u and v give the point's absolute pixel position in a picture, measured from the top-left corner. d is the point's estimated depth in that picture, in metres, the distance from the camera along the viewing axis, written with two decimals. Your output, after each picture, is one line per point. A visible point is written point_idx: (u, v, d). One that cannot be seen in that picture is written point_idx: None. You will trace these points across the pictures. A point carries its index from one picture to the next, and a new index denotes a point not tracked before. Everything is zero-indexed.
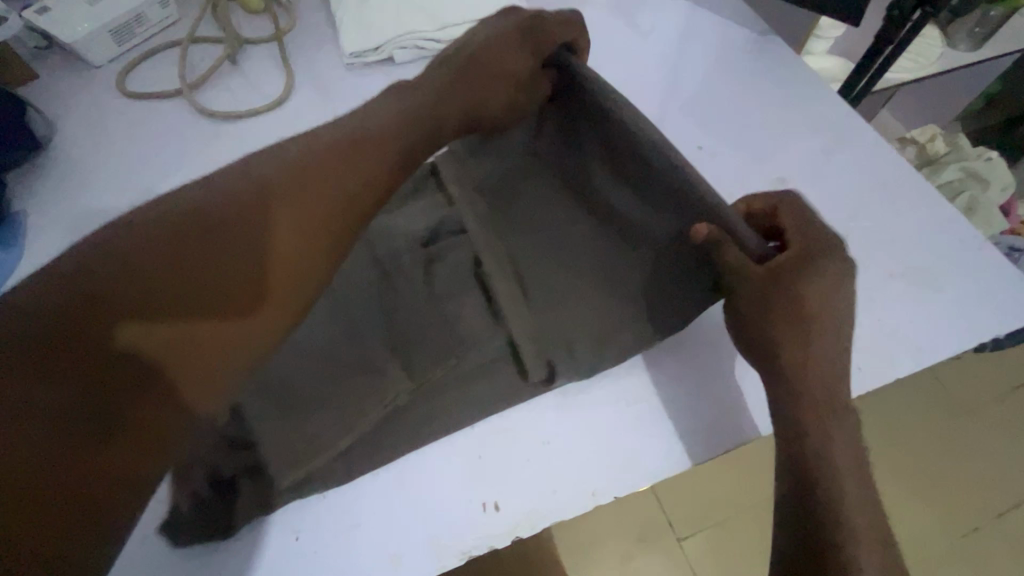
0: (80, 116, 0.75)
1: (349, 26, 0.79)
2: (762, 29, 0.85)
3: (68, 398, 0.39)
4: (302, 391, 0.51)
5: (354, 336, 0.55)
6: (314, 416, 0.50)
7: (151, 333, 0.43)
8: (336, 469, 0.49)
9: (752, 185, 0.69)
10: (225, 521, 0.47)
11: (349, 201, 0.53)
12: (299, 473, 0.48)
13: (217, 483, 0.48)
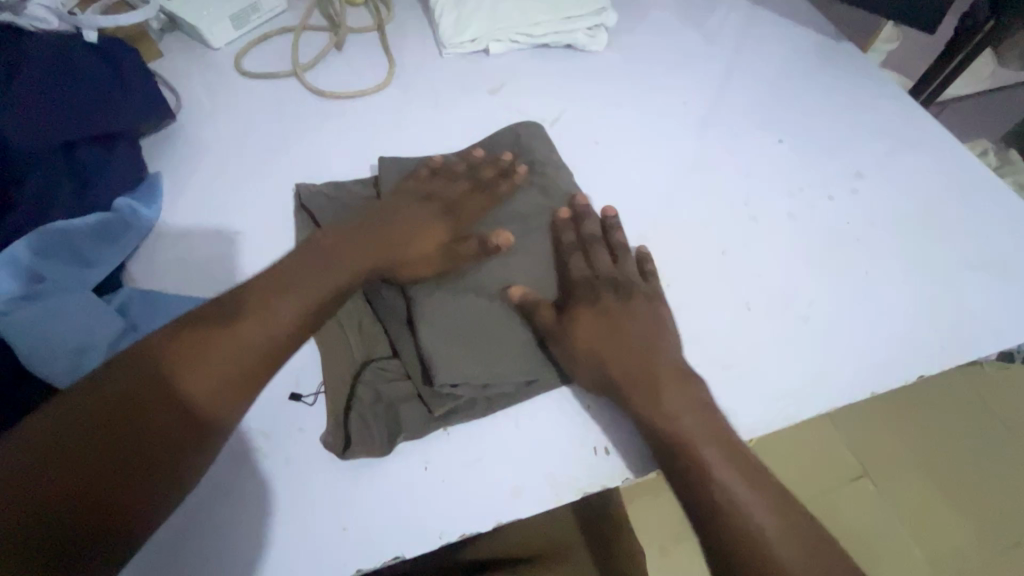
0: (200, 90, 0.81)
1: (448, 18, 0.84)
2: (833, 35, 0.89)
3: (75, 449, 0.41)
4: (439, 326, 0.55)
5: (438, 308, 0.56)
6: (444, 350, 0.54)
7: (170, 346, 0.47)
8: (469, 399, 0.54)
9: (832, 176, 0.72)
10: (385, 432, 0.52)
11: (343, 239, 0.58)
12: (438, 401, 0.53)
13: (376, 403, 0.54)
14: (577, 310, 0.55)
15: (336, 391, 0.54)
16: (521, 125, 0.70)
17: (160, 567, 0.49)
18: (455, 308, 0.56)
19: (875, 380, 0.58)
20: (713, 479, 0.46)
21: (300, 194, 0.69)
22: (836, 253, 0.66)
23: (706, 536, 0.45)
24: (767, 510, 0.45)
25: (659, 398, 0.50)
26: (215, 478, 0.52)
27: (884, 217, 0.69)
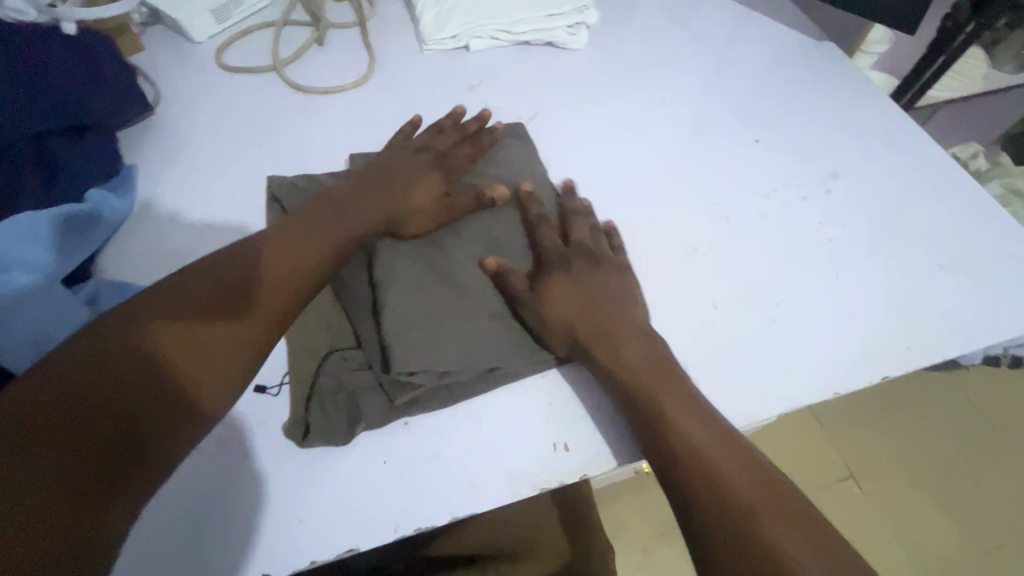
0: (179, 83, 0.81)
1: (428, 14, 0.84)
2: (816, 36, 0.89)
3: (97, 426, 0.41)
4: (408, 324, 0.55)
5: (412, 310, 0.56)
6: (408, 344, 0.54)
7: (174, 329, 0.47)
8: (432, 390, 0.54)
9: (807, 176, 0.72)
10: (345, 420, 0.53)
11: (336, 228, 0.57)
12: (400, 391, 0.53)
13: (338, 393, 0.54)
14: (598, 339, 0.54)
15: (299, 383, 0.55)
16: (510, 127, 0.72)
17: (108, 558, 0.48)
18: (424, 309, 0.56)
19: (841, 381, 0.58)
20: (743, 515, 0.44)
21: (271, 185, 0.70)
22: (807, 254, 0.66)
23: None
24: (758, 493, 0.45)
25: (688, 437, 0.49)
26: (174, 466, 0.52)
27: (858, 218, 0.69)
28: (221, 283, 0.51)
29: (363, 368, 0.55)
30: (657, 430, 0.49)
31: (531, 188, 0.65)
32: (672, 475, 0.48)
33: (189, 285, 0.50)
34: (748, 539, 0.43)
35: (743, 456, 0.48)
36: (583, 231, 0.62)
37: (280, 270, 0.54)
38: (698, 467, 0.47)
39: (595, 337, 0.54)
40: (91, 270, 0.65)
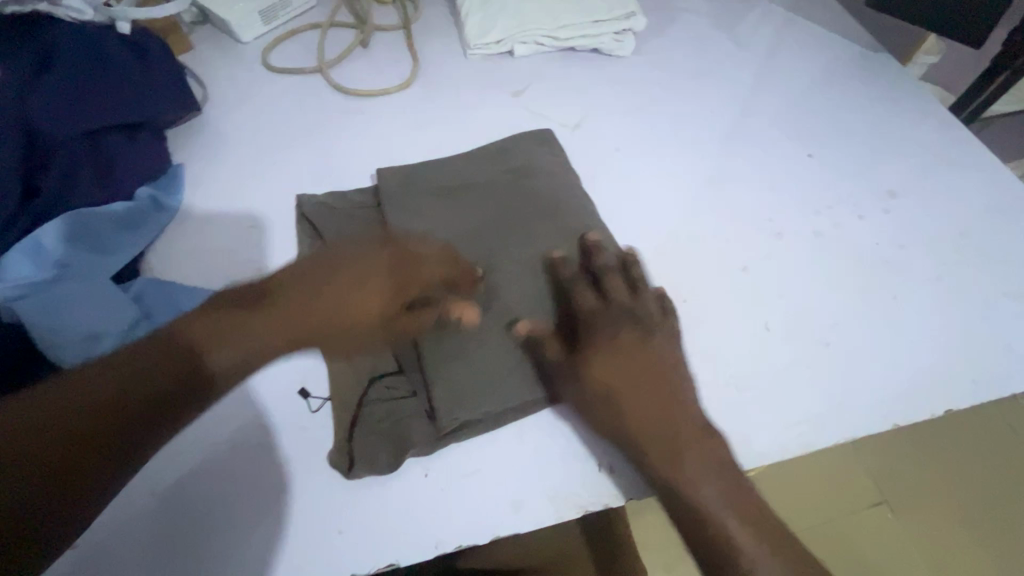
0: (227, 83, 0.82)
1: (473, 19, 0.84)
2: (872, 47, 0.86)
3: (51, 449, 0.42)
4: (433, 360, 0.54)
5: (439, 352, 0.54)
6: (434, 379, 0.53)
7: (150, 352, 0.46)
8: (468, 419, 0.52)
9: (863, 194, 0.70)
10: (392, 451, 0.52)
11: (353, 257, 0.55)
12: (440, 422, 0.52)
13: (383, 424, 0.53)
14: (635, 403, 0.51)
15: (343, 409, 0.54)
16: (539, 134, 0.70)
17: (143, 560, 0.49)
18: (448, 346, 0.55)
19: (899, 412, 0.55)
20: None
21: (302, 205, 0.67)
22: (863, 276, 0.63)
23: None
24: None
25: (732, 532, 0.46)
26: (215, 471, 0.52)
27: (917, 240, 0.66)
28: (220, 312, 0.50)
29: (407, 395, 0.55)
30: (674, 482, 0.48)
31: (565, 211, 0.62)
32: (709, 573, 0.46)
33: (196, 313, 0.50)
34: None
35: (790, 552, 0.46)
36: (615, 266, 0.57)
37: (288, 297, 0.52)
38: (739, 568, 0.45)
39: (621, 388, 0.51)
40: (139, 267, 0.65)
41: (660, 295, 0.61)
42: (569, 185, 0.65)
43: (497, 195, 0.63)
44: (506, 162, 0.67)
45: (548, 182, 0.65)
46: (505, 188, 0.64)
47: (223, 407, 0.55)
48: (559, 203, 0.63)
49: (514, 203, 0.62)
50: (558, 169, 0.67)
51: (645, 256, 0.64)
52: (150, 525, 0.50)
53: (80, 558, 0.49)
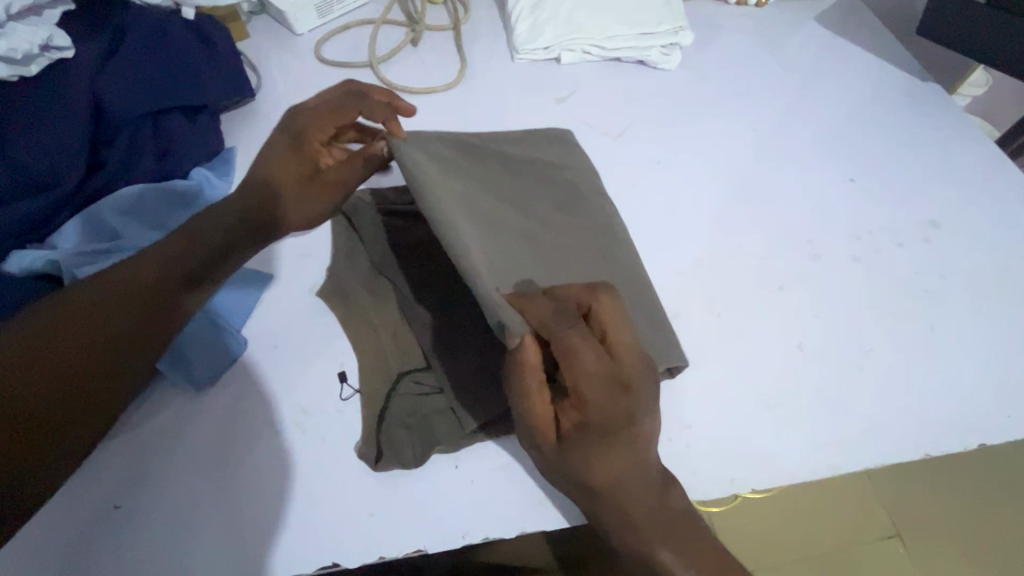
0: (280, 72, 0.84)
1: (523, 24, 0.85)
2: (920, 75, 0.86)
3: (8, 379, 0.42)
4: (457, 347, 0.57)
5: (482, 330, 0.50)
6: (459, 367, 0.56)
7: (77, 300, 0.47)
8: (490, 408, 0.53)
9: (903, 222, 0.69)
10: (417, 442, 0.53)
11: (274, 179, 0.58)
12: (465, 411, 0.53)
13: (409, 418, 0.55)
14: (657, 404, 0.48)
15: (372, 400, 0.56)
16: (552, 132, 0.68)
17: (179, 527, 0.51)
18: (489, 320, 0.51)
19: (930, 443, 0.55)
20: None
21: None
22: (899, 303, 0.63)
23: None
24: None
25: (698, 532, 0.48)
26: (249, 448, 0.54)
27: (956, 271, 0.65)
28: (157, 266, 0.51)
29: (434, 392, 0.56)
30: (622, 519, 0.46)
31: (590, 202, 0.62)
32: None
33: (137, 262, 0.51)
34: None
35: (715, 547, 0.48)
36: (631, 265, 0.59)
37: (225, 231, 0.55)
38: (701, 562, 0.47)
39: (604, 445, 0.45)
40: None
41: (695, 306, 0.62)
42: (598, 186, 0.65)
43: (529, 180, 0.62)
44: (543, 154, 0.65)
45: (584, 185, 0.63)
46: (530, 167, 0.63)
47: (261, 385, 0.57)
48: (590, 204, 0.62)
49: (545, 197, 0.61)
50: (582, 168, 0.66)
51: (681, 267, 0.65)
52: (186, 492, 0.52)
53: (121, 523, 0.51)
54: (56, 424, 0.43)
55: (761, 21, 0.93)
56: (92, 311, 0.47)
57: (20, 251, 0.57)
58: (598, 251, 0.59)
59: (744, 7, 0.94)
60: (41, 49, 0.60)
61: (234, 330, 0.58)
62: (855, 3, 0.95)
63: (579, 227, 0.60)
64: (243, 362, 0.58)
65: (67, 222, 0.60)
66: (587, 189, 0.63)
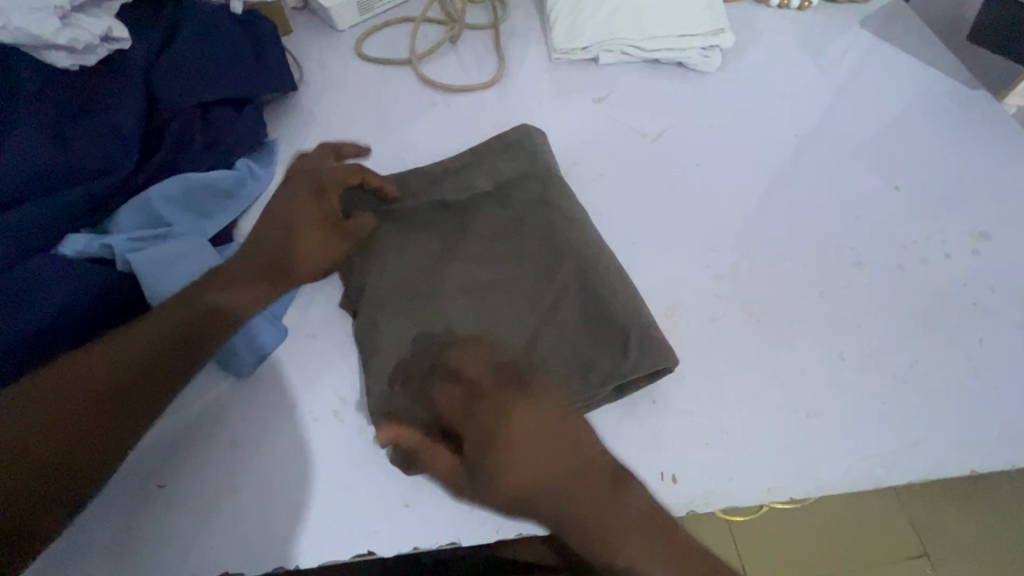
0: (321, 67, 0.85)
1: (562, 23, 0.85)
2: (970, 82, 0.83)
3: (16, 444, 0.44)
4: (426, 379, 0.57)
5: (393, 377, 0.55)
6: None
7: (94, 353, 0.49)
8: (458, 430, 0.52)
9: (950, 233, 0.67)
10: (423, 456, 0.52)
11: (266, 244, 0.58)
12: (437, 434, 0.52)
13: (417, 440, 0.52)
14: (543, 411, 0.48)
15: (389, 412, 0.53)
16: (529, 130, 0.68)
17: (221, 512, 0.52)
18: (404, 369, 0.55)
19: (979, 459, 0.53)
20: None
21: None
22: (945, 315, 0.61)
23: None
24: None
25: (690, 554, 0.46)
26: (290, 434, 0.55)
27: (1007, 283, 0.64)
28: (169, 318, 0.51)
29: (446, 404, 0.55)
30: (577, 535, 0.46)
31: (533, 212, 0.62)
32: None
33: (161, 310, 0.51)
34: None
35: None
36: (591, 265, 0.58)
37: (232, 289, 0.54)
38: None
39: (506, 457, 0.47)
40: (233, 233, 0.68)
41: (732, 312, 0.61)
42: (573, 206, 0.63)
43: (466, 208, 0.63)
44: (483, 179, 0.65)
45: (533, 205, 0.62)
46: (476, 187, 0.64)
47: (301, 374, 0.58)
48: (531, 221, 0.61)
49: (496, 226, 0.62)
50: (546, 177, 0.64)
51: (718, 271, 0.64)
52: (229, 477, 0.53)
53: (164, 507, 0.52)
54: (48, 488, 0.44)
55: (803, 24, 0.91)
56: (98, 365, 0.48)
57: (74, 234, 0.59)
58: (540, 275, 0.58)
59: (786, 10, 0.93)
60: (101, 39, 0.62)
61: (276, 319, 0.60)
62: (901, 8, 0.93)
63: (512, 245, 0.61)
64: (283, 350, 0.59)
65: (120, 209, 0.62)
66: (526, 198, 0.63)
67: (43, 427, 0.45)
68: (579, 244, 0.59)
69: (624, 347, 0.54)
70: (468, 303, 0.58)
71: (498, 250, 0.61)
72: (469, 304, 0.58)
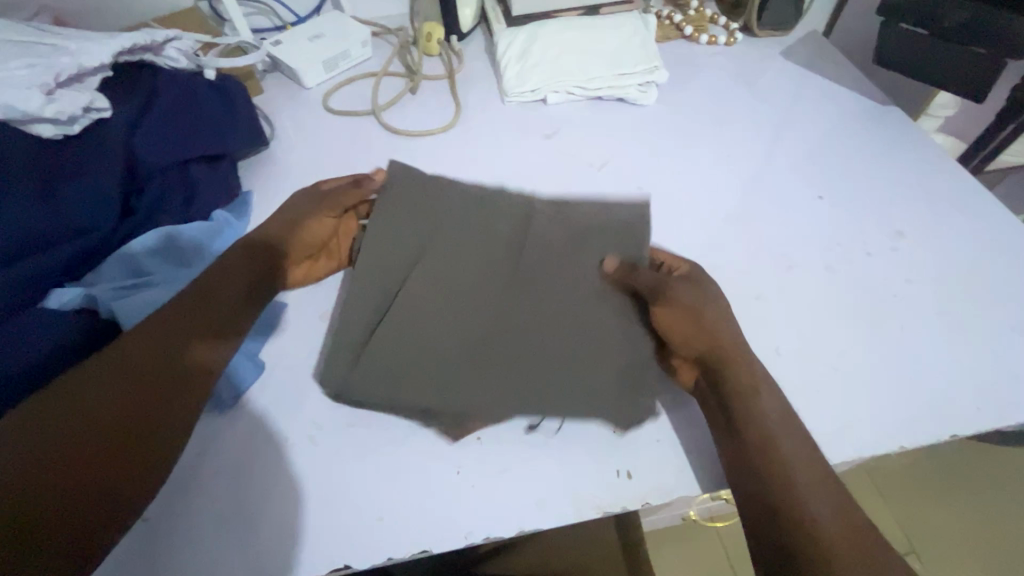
0: (291, 123, 0.92)
1: (511, 70, 0.93)
2: (881, 100, 0.92)
3: (96, 375, 0.51)
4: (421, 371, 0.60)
5: (395, 368, 0.60)
6: (439, 379, 0.59)
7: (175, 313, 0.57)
8: (473, 408, 0.58)
9: (871, 234, 0.74)
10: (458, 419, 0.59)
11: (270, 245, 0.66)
12: (454, 416, 0.59)
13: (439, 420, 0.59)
14: (687, 318, 0.59)
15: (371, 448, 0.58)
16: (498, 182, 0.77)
17: (207, 542, 0.54)
18: (420, 370, 0.60)
19: (906, 434, 0.58)
20: (815, 536, 0.46)
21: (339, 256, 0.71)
22: (871, 308, 0.67)
23: (778, 532, 0.47)
24: (833, 519, 0.47)
25: (803, 485, 0.49)
26: (271, 461, 0.58)
27: (923, 275, 0.70)
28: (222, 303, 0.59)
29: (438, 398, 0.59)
30: (806, 550, 0.46)
31: (513, 218, 0.69)
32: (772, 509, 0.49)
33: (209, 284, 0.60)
34: (822, 535, 0.46)
35: (837, 506, 0.48)
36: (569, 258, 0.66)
37: (230, 271, 0.62)
38: (797, 504, 0.48)
39: (761, 416, 0.53)
40: None
41: None
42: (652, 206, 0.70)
43: (427, 233, 0.68)
44: (450, 199, 0.71)
45: (491, 221, 0.69)
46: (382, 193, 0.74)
47: (277, 408, 0.61)
48: (512, 232, 0.68)
49: (491, 232, 0.69)
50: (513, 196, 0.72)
51: None
52: (218, 506, 0.55)
53: (153, 542, 0.54)
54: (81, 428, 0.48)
55: (731, 57, 1.01)
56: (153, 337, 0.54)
57: (60, 288, 0.63)
58: (507, 284, 0.64)
59: (715, 46, 1.03)
60: (83, 111, 0.68)
61: (253, 356, 0.64)
62: (820, 38, 1.03)
63: (484, 245, 0.67)
64: (260, 384, 0.63)
65: (103, 263, 0.66)
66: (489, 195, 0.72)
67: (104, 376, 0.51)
68: (549, 235, 0.68)
69: (595, 317, 0.62)
70: (452, 296, 0.64)
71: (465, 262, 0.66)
72: (460, 303, 0.64)
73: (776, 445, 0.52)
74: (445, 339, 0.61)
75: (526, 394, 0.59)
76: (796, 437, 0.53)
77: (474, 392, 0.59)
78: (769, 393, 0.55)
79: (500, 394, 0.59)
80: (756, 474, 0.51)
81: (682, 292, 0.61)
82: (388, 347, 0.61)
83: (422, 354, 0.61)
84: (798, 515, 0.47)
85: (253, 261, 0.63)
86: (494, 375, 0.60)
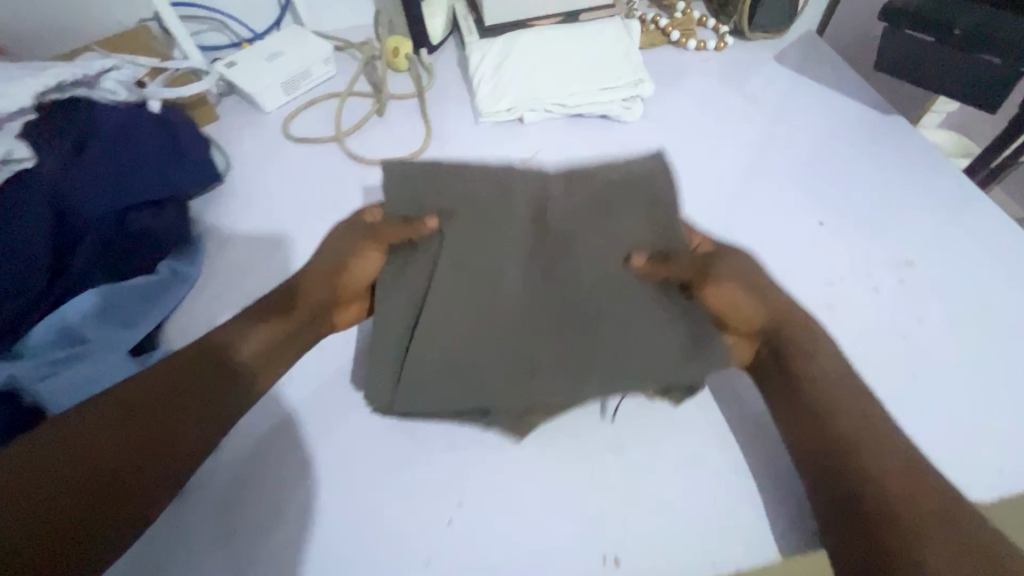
0: (248, 152, 0.85)
1: (484, 88, 0.86)
2: (884, 108, 0.86)
3: (106, 414, 0.47)
4: (489, 375, 0.54)
5: (461, 355, 0.55)
6: (513, 380, 0.54)
7: (237, 324, 0.55)
8: (556, 400, 0.53)
9: (877, 265, 0.68)
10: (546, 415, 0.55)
11: (321, 271, 0.61)
12: (529, 412, 0.54)
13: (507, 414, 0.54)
14: (732, 297, 0.57)
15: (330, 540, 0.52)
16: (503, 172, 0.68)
17: None
18: (491, 355, 0.55)
19: None
20: (896, 525, 0.43)
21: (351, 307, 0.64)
22: (878, 353, 0.61)
23: (871, 523, 0.44)
24: (915, 492, 0.45)
25: (885, 462, 0.47)
26: (218, 560, 0.51)
27: (935, 313, 0.64)
28: (286, 314, 0.58)
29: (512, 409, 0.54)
30: (894, 549, 0.43)
31: (535, 199, 0.63)
32: (857, 506, 0.46)
33: (266, 296, 0.59)
34: (927, 538, 0.42)
35: (914, 477, 0.46)
36: (593, 236, 0.60)
37: (306, 284, 0.60)
38: (898, 510, 0.44)
39: (835, 380, 0.52)
40: (158, 339, 0.66)
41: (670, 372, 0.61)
42: (659, 192, 0.62)
43: (448, 221, 0.60)
44: (459, 189, 0.62)
45: (513, 201, 0.62)
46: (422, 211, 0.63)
47: (228, 495, 0.55)
48: (533, 213, 0.62)
49: (516, 211, 0.61)
50: (524, 173, 0.64)
51: None
52: None
53: None
54: (91, 455, 0.44)
55: (722, 64, 0.94)
56: (167, 380, 0.50)
57: None
58: (546, 266, 0.59)
59: (704, 52, 0.96)
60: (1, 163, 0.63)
61: None
62: (816, 40, 0.96)
63: (513, 220, 0.61)
64: (209, 467, 0.56)
65: (32, 334, 0.60)
66: (506, 172, 0.64)
67: (123, 397, 0.48)
68: (580, 209, 0.62)
69: (647, 296, 0.57)
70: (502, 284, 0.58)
71: (500, 246, 0.60)
72: (515, 291, 0.58)
73: (835, 421, 0.50)
74: (514, 319, 0.56)
75: (605, 381, 0.54)
76: (876, 436, 0.48)
77: (550, 386, 0.53)
78: (829, 370, 0.53)
79: (579, 377, 0.54)
80: (845, 456, 0.48)
81: (738, 270, 0.59)
82: (446, 338, 0.55)
83: (480, 353, 0.55)
84: (875, 493, 0.45)
85: (311, 287, 0.60)
86: (576, 371, 0.54)
